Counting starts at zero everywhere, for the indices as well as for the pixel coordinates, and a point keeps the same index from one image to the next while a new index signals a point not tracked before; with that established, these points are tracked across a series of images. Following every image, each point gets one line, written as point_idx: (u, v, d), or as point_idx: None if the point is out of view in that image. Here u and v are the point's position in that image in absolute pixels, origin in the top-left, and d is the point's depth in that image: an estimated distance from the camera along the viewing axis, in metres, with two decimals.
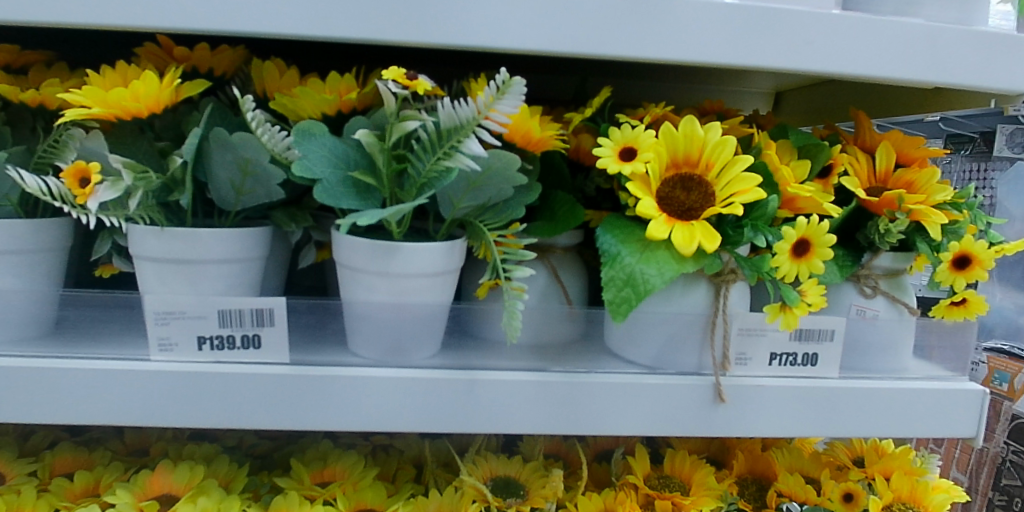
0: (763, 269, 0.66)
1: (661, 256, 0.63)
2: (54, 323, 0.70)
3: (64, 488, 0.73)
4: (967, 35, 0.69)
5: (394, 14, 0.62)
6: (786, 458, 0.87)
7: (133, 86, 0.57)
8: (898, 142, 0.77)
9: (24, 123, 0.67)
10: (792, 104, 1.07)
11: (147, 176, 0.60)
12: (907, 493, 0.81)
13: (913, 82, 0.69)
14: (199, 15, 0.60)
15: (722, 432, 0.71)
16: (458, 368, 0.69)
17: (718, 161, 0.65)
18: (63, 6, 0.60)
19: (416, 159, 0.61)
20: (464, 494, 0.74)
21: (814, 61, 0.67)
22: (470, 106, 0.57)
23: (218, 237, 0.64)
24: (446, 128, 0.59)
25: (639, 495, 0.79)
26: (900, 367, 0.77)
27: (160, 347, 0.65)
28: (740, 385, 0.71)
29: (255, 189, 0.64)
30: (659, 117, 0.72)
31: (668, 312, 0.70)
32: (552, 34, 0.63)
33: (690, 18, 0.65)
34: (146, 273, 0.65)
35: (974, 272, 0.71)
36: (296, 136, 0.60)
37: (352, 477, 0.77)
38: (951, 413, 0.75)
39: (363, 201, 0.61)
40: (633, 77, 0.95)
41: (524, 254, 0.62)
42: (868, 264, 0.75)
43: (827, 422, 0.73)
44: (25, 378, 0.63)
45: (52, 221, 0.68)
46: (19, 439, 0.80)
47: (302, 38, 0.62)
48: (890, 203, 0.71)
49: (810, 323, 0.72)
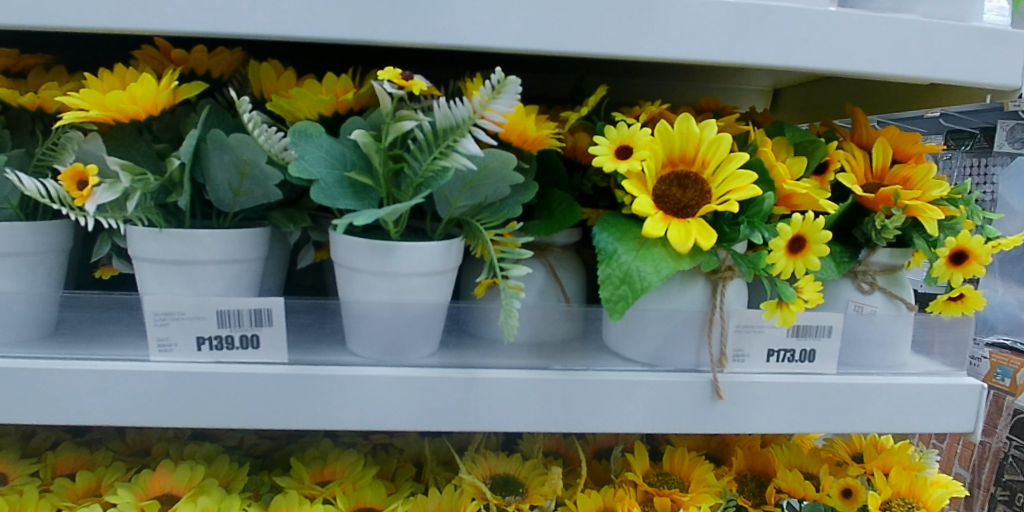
0: (760, 266, 0.66)
1: (657, 254, 0.64)
2: (54, 325, 0.70)
3: (66, 488, 0.73)
4: (962, 31, 0.69)
5: (390, 15, 0.62)
6: (785, 455, 0.87)
7: (130, 88, 0.58)
8: (895, 138, 0.77)
9: (24, 126, 0.67)
10: (791, 101, 1.08)
11: (144, 178, 0.60)
12: (907, 488, 0.81)
13: (909, 78, 0.69)
14: (196, 18, 0.60)
15: (720, 428, 0.71)
16: (456, 366, 0.69)
17: (714, 158, 0.65)
18: (61, 9, 0.60)
19: (412, 159, 0.62)
20: (463, 492, 0.74)
21: (810, 58, 0.67)
22: (465, 106, 0.57)
23: (217, 238, 0.65)
24: (442, 128, 0.59)
25: (639, 492, 0.80)
26: (898, 362, 0.77)
27: (160, 348, 0.65)
28: (738, 381, 0.71)
29: (253, 190, 0.64)
30: (656, 115, 0.72)
31: (665, 309, 0.70)
32: (548, 34, 0.64)
33: (685, 17, 0.65)
34: (145, 274, 0.66)
35: (971, 267, 0.72)
36: (293, 137, 0.60)
37: (352, 475, 0.77)
38: (949, 408, 0.75)
39: (360, 201, 0.62)
40: (630, 75, 0.95)
41: (521, 253, 0.62)
42: (865, 260, 0.75)
43: (825, 418, 0.73)
44: (26, 379, 0.63)
45: (53, 224, 0.68)
46: (21, 440, 0.81)
47: (299, 40, 0.62)
48: (886, 199, 0.71)
49: (807, 319, 0.72)
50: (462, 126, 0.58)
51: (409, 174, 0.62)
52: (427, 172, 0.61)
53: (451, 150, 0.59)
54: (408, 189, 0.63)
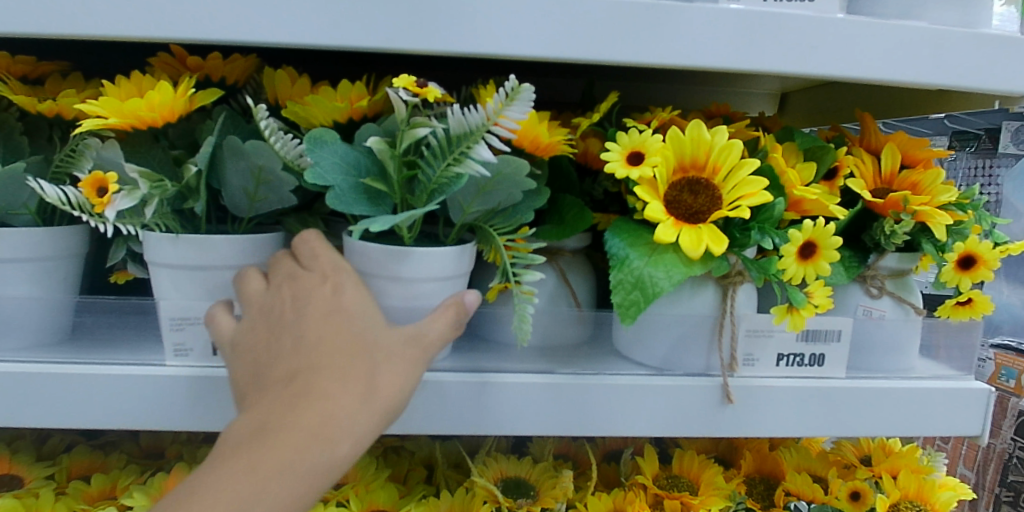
0: (770, 271, 0.67)
1: (669, 259, 0.64)
2: (71, 329, 0.71)
3: (82, 491, 0.74)
4: (971, 38, 0.70)
5: (405, 22, 0.63)
6: (794, 458, 0.88)
7: (148, 96, 0.58)
8: (904, 144, 0.77)
9: (41, 133, 0.69)
10: (798, 104, 1.08)
11: (162, 184, 0.61)
12: (915, 491, 0.82)
13: (919, 85, 0.70)
14: (214, 26, 0.61)
15: (730, 432, 0.72)
16: (469, 370, 0.70)
17: (725, 164, 0.66)
18: (80, 18, 0.61)
19: (426, 165, 0.62)
20: (475, 495, 0.75)
21: (820, 65, 0.68)
22: (480, 113, 0.58)
23: (233, 244, 0.65)
24: (456, 135, 0.60)
25: (648, 495, 0.80)
26: (906, 366, 0.77)
27: (176, 353, 0.66)
28: (748, 385, 0.71)
29: (269, 195, 0.65)
30: (667, 121, 0.72)
31: (675, 314, 0.71)
32: (562, 41, 0.64)
33: (697, 24, 0.66)
34: (161, 280, 0.66)
35: (979, 272, 0.72)
36: (307, 144, 0.60)
37: (364, 479, 0.78)
38: (957, 411, 0.75)
39: (374, 207, 0.62)
40: (639, 80, 0.96)
41: (534, 258, 0.63)
42: (874, 265, 0.76)
43: (834, 421, 0.73)
44: (44, 384, 0.64)
45: (70, 229, 0.69)
46: (35, 443, 0.82)
47: (314, 48, 0.63)
48: (895, 204, 0.72)
49: (817, 324, 0.72)
50: (477, 132, 0.59)
51: (423, 180, 0.63)
52: (441, 179, 0.61)
53: (466, 157, 0.60)
54: (422, 195, 0.63)
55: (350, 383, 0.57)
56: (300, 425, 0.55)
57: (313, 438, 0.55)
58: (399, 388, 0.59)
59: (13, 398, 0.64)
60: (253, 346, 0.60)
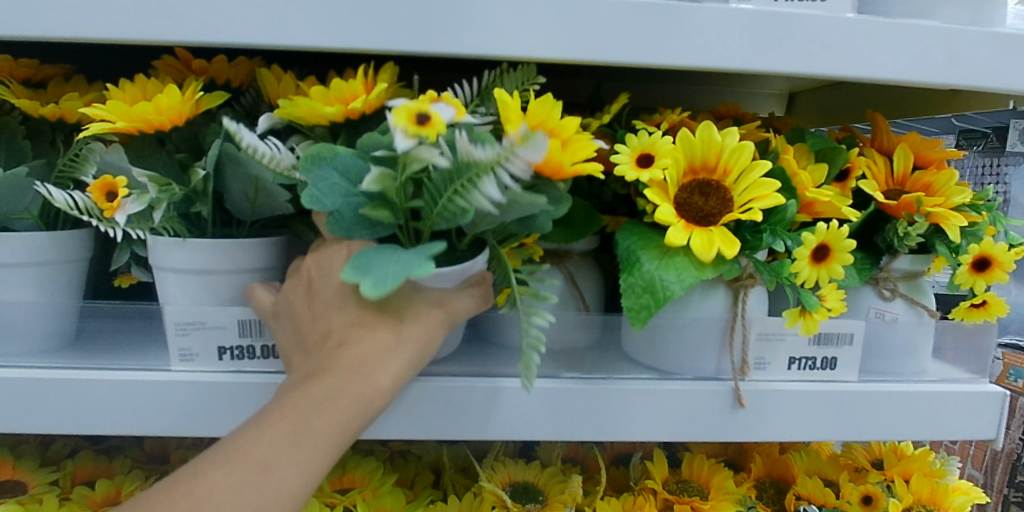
0: (783, 274, 0.66)
1: (680, 263, 0.63)
2: (75, 334, 0.70)
3: (87, 496, 0.73)
4: (986, 37, 0.69)
5: (413, 24, 0.62)
6: (805, 461, 0.87)
7: (156, 99, 0.58)
8: (916, 145, 0.76)
9: (44, 136, 0.67)
10: (806, 105, 1.07)
11: (170, 188, 0.60)
12: (927, 495, 0.81)
13: (932, 85, 0.69)
14: (219, 28, 0.60)
15: (741, 436, 0.71)
16: (476, 375, 0.69)
17: (736, 167, 0.65)
18: (84, 20, 0.60)
19: (433, 188, 0.57)
20: (483, 499, 0.74)
21: (832, 65, 0.67)
22: (488, 150, 0.52)
23: (238, 249, 0.65)
24: (463, 164, 0.54)
25: (658, 499, 0.79)
26: (918, 369, 0.76)
27: (180, 357, 0.65)
28: (760, 389, 0.71)
29: (270, 201, 0.63)
30: (676, 123, 0.72)
31: (685, 318, 0.70)
32: (570, 42, 0.63)
33: (707, 25, 0.65)
34: (166, 284, 0.65)
35: (995, 275, 0.71)
36: (305, 163, 0.57)
37: (371, 483, 0.77)
38: (971, 415, 0.75)
39: (376, 230, 0.59)
40: (646, 80, 0.95)
41: (547, 297, 0.60)
42: (886, 267, 0.75)
43: (847, 425, 0.73)
44: (49, 390, 0.63)
45: (74, 233, 0.68)
46: (40, 448, 0.81)
47: (320, 50, 0.62)
48: (908, 207, 0.71)
49: (829, 327, 0.71)
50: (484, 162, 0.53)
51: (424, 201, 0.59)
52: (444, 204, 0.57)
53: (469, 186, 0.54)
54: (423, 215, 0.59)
55: (381, 327, 0.59)
56: (339, 365, 0.58)
57: (354, 376, 0.58)
58: (428, 336, 0.61)
59: (19, 404, 0.63)
60: (293, 313, 0.62)
